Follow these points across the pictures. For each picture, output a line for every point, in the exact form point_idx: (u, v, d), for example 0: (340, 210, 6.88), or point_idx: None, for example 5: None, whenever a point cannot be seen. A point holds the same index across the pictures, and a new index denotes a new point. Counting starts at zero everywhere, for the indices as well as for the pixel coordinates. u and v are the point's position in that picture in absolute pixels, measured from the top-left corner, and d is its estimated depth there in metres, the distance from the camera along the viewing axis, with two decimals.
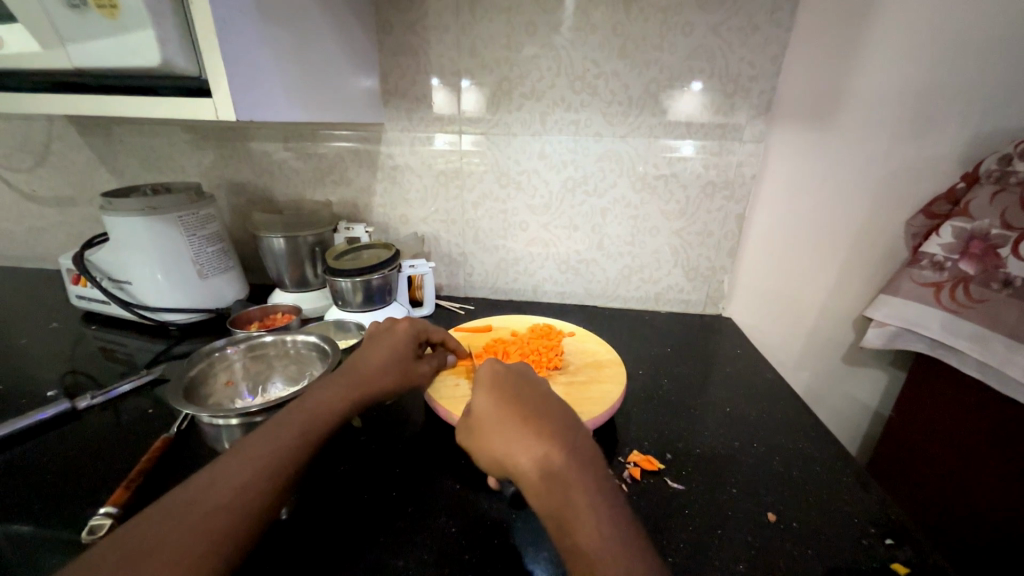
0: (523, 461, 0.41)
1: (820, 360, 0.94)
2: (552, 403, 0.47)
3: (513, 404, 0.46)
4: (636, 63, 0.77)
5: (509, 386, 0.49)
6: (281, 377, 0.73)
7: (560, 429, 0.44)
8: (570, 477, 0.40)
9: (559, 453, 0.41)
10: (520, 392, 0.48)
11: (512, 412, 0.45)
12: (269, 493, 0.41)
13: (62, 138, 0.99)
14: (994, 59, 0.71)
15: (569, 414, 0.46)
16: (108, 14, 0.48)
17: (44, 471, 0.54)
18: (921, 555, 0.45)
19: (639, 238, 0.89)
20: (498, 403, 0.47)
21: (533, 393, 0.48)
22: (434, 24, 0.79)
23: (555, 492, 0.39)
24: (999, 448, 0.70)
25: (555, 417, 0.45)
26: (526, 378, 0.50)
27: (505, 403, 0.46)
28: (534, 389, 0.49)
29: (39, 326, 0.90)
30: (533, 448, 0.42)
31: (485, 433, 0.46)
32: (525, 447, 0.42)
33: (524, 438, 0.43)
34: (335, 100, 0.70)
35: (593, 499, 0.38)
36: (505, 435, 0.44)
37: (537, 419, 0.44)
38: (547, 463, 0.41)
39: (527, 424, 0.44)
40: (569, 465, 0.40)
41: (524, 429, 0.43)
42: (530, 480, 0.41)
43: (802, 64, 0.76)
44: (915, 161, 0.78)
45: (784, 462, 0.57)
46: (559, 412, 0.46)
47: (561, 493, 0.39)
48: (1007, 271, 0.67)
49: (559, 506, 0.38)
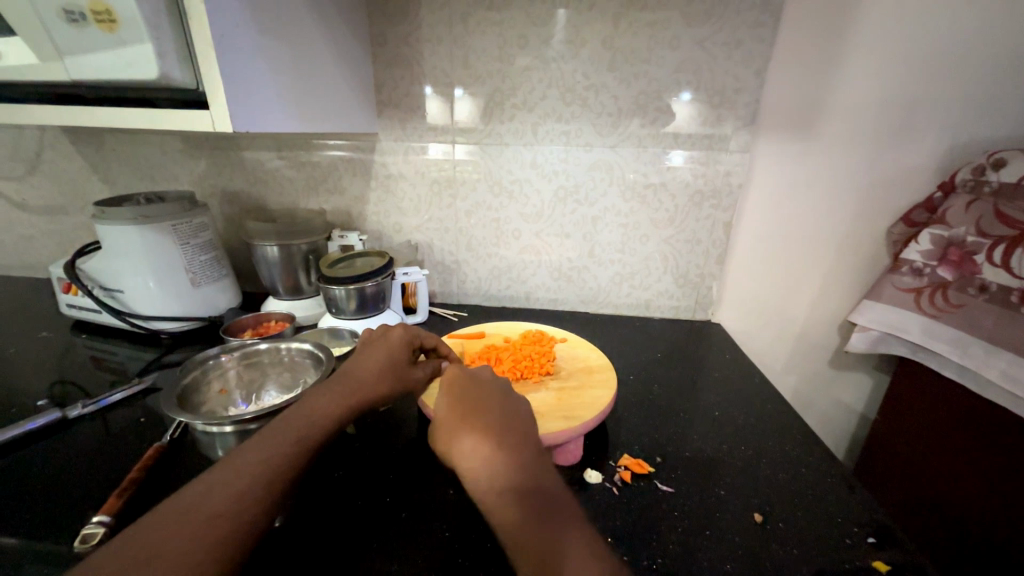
0: (468, 460, 0.43)
1: (807, 364, 0.96)
2: (504, 404, 0.48)
3: (465, 406, 0.48)
4: (624, 75, 0.79)
5: (464, 388, 0.50)
6: (275, 385, 0.73)
7: (508, 429, 0.45)
8: (512, 476, 0.41)
9: (504, 453, 0.42)
10: (473, 394, 0.49)
11: (464, 414, 0.47)
12: (267, 499, 0.41)
13: (55, 147, 0.99)
14: (967, 73, 0.74)
15: (521, 416, 0.47)
16: (107, 28, 0.49)
17: (34, 481, 0.54)
18: (902, 554, 0.46)
19: (630, 246, 0.91)
20: (454, 406, 0.48)
21: (488, 395, 0.49)
22: (428, 37, 0.81)
23: (497, 490, 0.40)
24: (978, 449, 0.72)
25: (504, 418, 0.46)
26: (483, 380, 0.51)
27: (458, 405, 0.48)
28: (489, 391, 0.50)
29: (28, 335, 0.89)
30: (479, 447, 0.43)
31: (439, 433, 0.47)
32: (472, 445, 0.43)
33: (471, 438, 0.44)
34: (330, 110, 0.71)
35: (533, 496, 0.40)
36: (456, 436, 0.45)
37: (486, 420, 0.46)
38: (491, 461, 0.42)
39: (475, 425, 0.45)
40: (512, 465, 0.42)
41: (472, 429, 0.45)
42: (474, 478, 0.42)
43: (784, 77, 0.78)
44: (894, 170, 0.81)
45: (771, 465, 0.58)
46: (510, 413, 0.47)
47: (502, 492, 0.40)
48: (983, 276, 0.70)
49: (500, 503, 0.40)
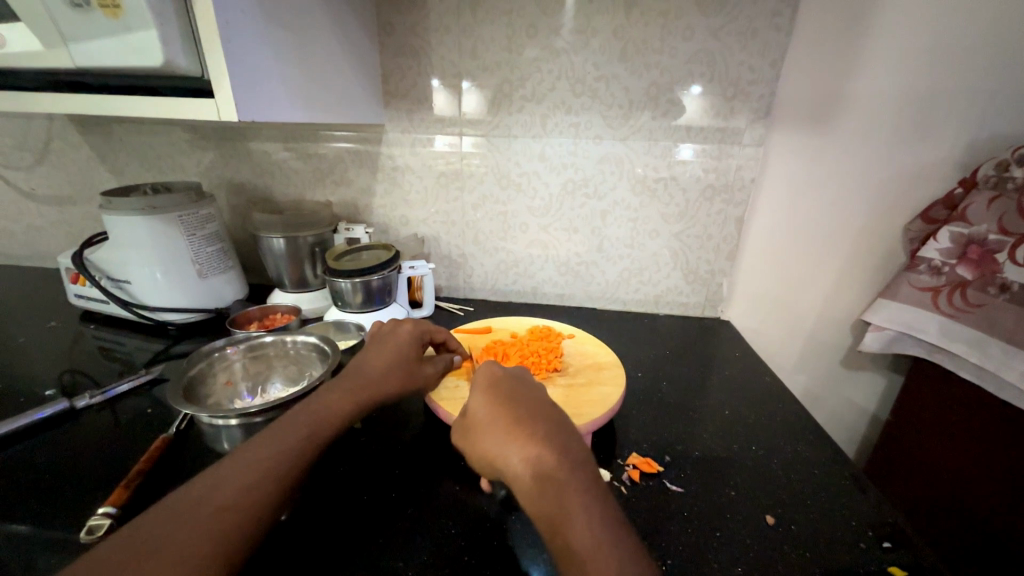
0: (515, 462, 0.41)
1: (818, 363, 0.95)
2: (546, 406, 0.47)
3: (507, 406, 0.46)
4: (636, 66, 0.78)
5: (503, 387, 0.49)
6: (281, 378, 0.72)
7: (554, 431, 0.44)
8: (564, 478, 0.39)
9: (552, 454, 0.41)
10: (515, 394, 0.48)
11: (507, 413, 0.45)
12: (275, 494, 0.41)
13: (63, 137, 0.99)
14: (993, 65, 0.71)
15: (565, 418, 0.46)
16: (112, 14, 0.48)
17: (42, 470, 0.54)
18: (918, 558, 0.45)
19: (639, 241, 0.90)
20: (491, 396, 0.48)
21: (529, 395, 0.48)
22: (436, 26, 0.79)
23: (548, 492, 0.39)
24: (994, 452, 0.71)
25: (548, 420, 0.45)
26: (521, 380, 0.51)
27: (499, 404, 0.47)
28: (529, 391, 0.49)
29: (38, 324, 0.90)
30: (527, 448, 0.42)
31: (479, 434, 0.46)
32: (518, 446, 0.42)
33: (517, 439, 0.43)
34: (335, 100, 0.70)
35: (588, 500, 0.38)
36: (501, 436, 0.44)
37: (531, 421, 0.45)
38: (540, 462, 0.41)
39: (520, 425, 0.44)
40: (562, 466, 0.40)
41: (517, 431, 0.44)
42: (521, 482, 0.41)
43: (801, 69, 0.76)
44: (913, 165, 0.78)
45: (782, 465, 0.57)
46: (553, 414, 0.46)
47: (553, 494, 0.39)
48: (1004, 276, 0.68)
49: (553, 507, 0.38)
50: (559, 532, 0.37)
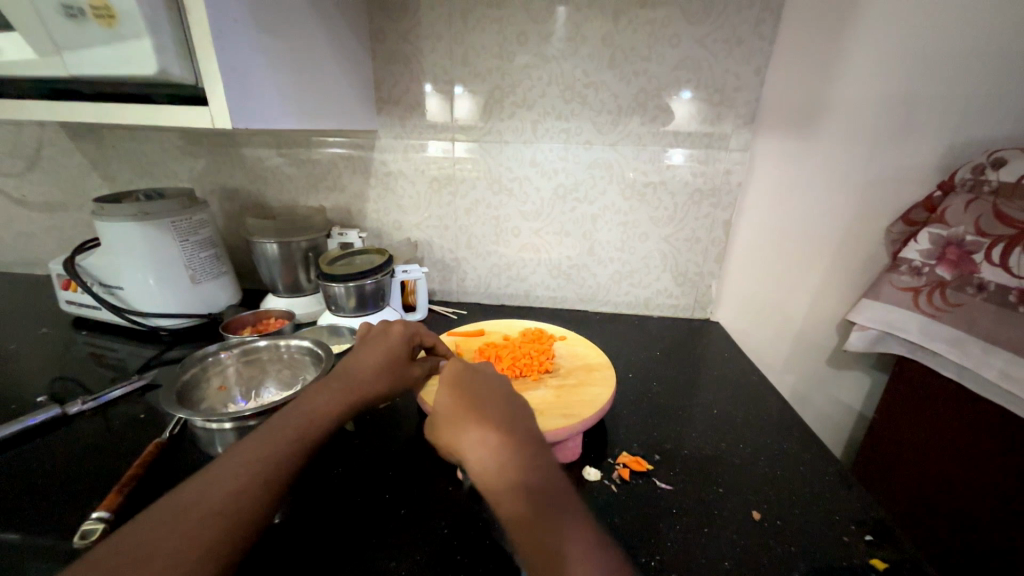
0: (465, 445, 0.45)
1: (805, 362, 0.97)
2: (504, 392, 0.50)
3: (463, 394, 0.49)
4: (625, 73, 0.79)
5: (465, 393, 0.50)
6: (274, 382, 0.73)
7: (504, 414, 0.47)
8: (510, 455, 0.43)
9: (500, 436, 0.44)
10: (471, 382, 0.51)
11: (463, 401, 0.48)
12: (265, 499, 0.41)
13: (54, 143, 0.98)
14: (967, 72, 0.74)
15: (521, 404, 0.49)
16: (106, 23, 0.49)
17: (34, 477, 0.54)
18: (900, 552, 0.46)
19: (629, 244, 0.91)
20: (460, 412, 0.47)
21: (489, 383, 0.51)
22: (428, 33, 0.80)
23: (495, 470, 0.42)
24: (974, 449, 0.72)
25: (502, 403, 0.48)
26: (481, 372, 0.53)
27: (457, 393, 0.50)
28: (490, 390, 0.50)
29: (28, 331, 0.89)
30: (477, 431, 0.45)
31: (440, 424, 0.49)
32: (469, 431, 0.45)
33: (469, 421, 0.46)
34: (328, 106, 0.71)
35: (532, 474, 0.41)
36: (454, 423, 0.47)
37: (488, 412, 0.47)
38: (489, 442, 0.44)
39: (473, 411, 0.47)
40: (508, 446, 0.43)
41: (470, 416, 0.47)
42: (472, 462, 0.44)
43: (785, 75, 0.78)
44: (893, 169, 0.81)
45: (769, 462, 0.58)
46: (508, 398, 0.49)
47: (501, 471, 0.42)
48: (981, 276, 0.70)
49: (499, 483, 0.41)
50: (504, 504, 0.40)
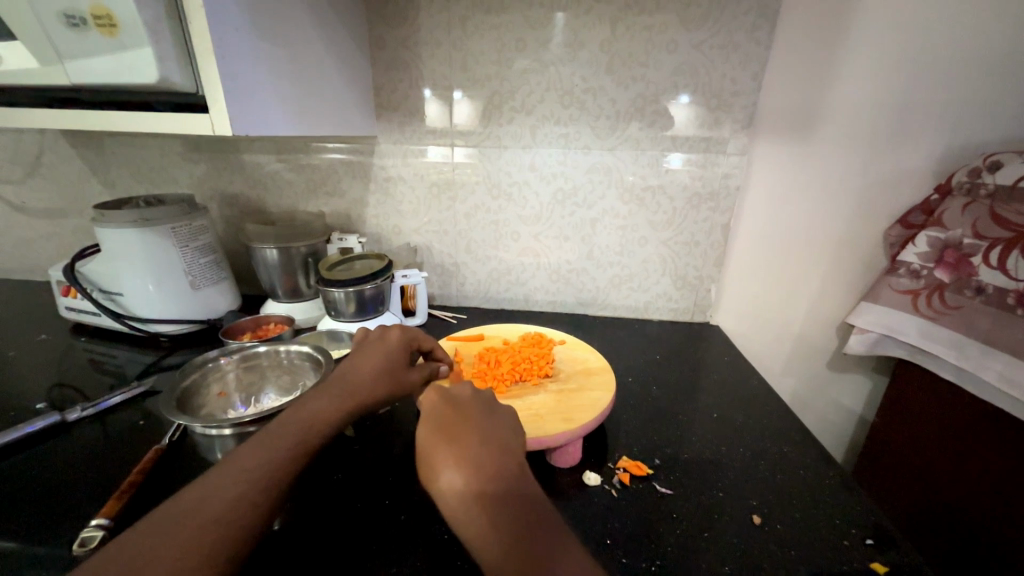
0: (446, 489, 0.40)
1: (805, 365, 0.97)
2: (487, 420, 0.46)
3: (442, 425, 0.44)
4: (622, 79, 0.80)
5: (448, 416, 0.45)
6: (274, 388, 0.73)
7: (488, 449, 0.42)
8: (496, 500, 0.39)
9: (485, 477, 0.40)
10: (450, 411, 0.46)
11: (441, 435, 0.43)
12: (263, 506, 0.41)
13: (55, 150, 0.99)
14: (961, 77, 0.74)
15: (505, 432, 0.45)
16: (108, 32, 0.49)
17: (33, 484, 0.54)
18: (901, 556, 0.46)
19: (628, 248, 0.91)
20: (441, 440, 0.43)
21: (470, 408, 0.47)
22: (427, 40, 0.81)
23: (477, 519, 0.38)
24: (974, 451, 0.72)
25: (486, 436, 0.44)
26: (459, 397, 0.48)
27: (434, 424, 0.44)
28: (474, 415, 0.46)
29: (28, 337, 0.89)
30: (460, 472, 0.40)
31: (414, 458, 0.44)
32: (449, 473, 0.41)
33: (449, 459, 0.41)
34: (327, 112, 0.71)
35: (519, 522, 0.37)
36: (433, 460, 0.42)
37: (471, 445, 0.43)
38: (472, 485, 0.39)
39: (453, 448, 0.42)
40: (492, 489, 0.39)
41: (451, 452, 0.42)
42: (453, 507, 0.39)
43: (781, 80, 0.79)
44: (890, 172, 0.81)
45: (770, 466, 0.58)
46: (493, 428, 0.45)
47: (487, 523, 0.38)
48: (979, 278, 0.70)
49: (484, 532, 0.37)
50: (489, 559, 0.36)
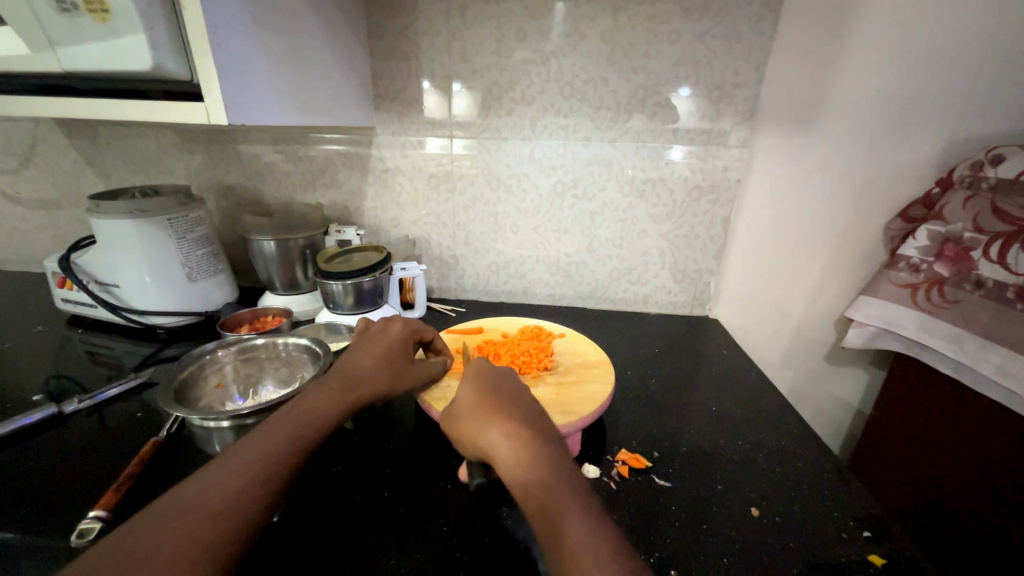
0: (496, 445, 0.44)
1: (803, 359, 0.97)
2: (528, 400, 0.50)
3: (492, 394, 0.50)
4: (624, 70, 0.79)
5: (494, 390, 0.51)
6: (271, 380, 0.72)
7: (534, 418, 0.48)
8: (539, 460, 0.42)
9: (526, 439, 0.44)
10: (496, 388, 0.51)
11: (492, 400, 0.49)
12: (265, 498, 0.41)
13: (48, 140, 0.98)
14: (966, 70, 0.74)
15: (544, 411, 0.50)
16: (100, 18, 0.48)
17: (30, 476, 0.54)
18: (897, 547, 0.46)
19: (628, 241, 0.91)
20: (489, 406, 0.48)
21: (513, 392, 0.51)
22: (425, 29, 0.80)
23: (520, 467, 0.42)
24: (970, 445, 0.73)
25: (530, 409, 0.49)
26: (505, 377, 0.54)
27: (482, 395, 0.50)
28: (519, 395, 0.51)
29: (23, 329, 0.89)
30: (510, 427, 0.45)
31: (463, 421, 0.49)
32: (497, 427, 0.46)
33: (498, 426, 0.46)
34: (324, 102, 0.70)
35: (562, 476, 0.41)
36: (484, 418, 0.47)
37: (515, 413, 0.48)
38: (515, 442, 0.44)
39: (502, 414, 0.47)
40: (537, 448, 0.44)
41: (502, 414, 0.47)
42: (500, 462, 0.43)
43: (784, 72, 0.78)
44: (892, 166, 0.81)
45: (768, 459, 0.58)
46: (535, 405, 0.51)
47: (527, 471, 0.42)
48: (979, 272, 0.70)
49: (525, 482, 0.41)
50: (531, 495, 0.40)
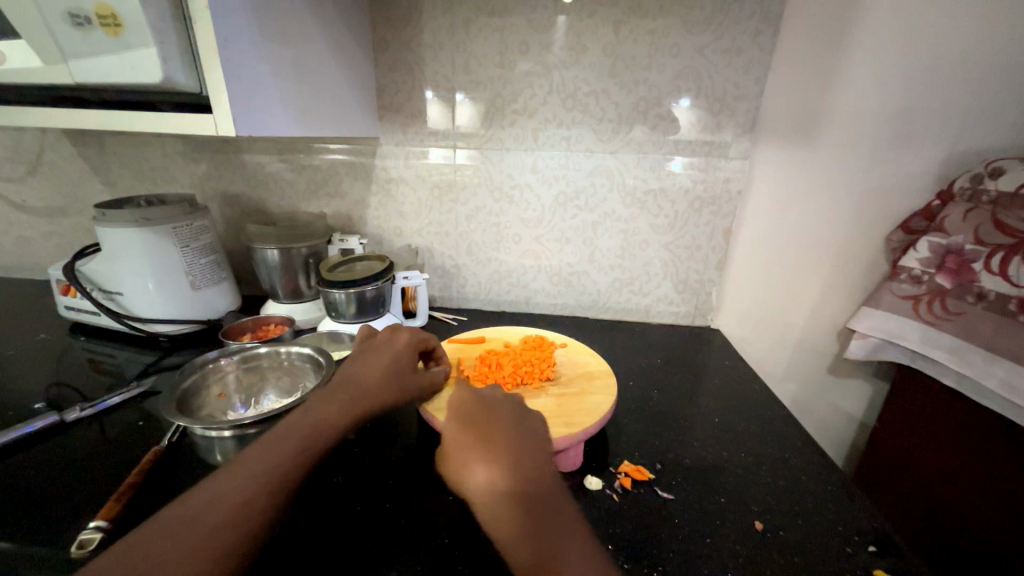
0: (474, 481, 0.43)
1: (805, 370, 0.97)
2: (516, 424, 0.49)
3: (473, 425, 0.48)
4: (625, 82, 0.80)
5: (479, 416, 0.50)
6: (274, 390, 0.72)
7: (519, 447, 0.46)
8: (518, 499, 0.41)
9: (507, 475, 0.43)
10: (482, 413, 0.50)
11: (471, 433, 0.47)
12: (269, 511, 0.41)
13: (56, 149, 0.99)
14: (963, 84, 0.75)
15: (533, 435, 0.48)
16: (112, 32, 0.49)
17: (30, 485, 0.53)
18: (903, 563, 0.46)
19: (630, 251, 0.91)
20: (471, 436, 0.47)
21: (501, 416, 0.50)
22: (430, 42, 0.81)
23: (498, 507, 0.41)
24: (974, 457, 0.73)
25: (515, 435, 0.47)
26: (489, 401, 0.52)
27: (466, 423, 0.49)
28: (506, 419, 0.49)
29: (26, 336, 0.89)
30: (489, 466, 0.44)
31: (448, 451, 0.48)
32: (479, 462, 0.44)
33: (479, 459, 0.44)
34: (329, 113, 0.71)
35: (541, 517, 0.40)
36: (463, 455, 0.46)
37: (498, 441, 0.46)
38: (495, 478, 0.43)
39: (484, 444, 0.46)
40: (517, 484, 0.42)
41: (481, 448, 0.45)
42: (480, 500, 0.42)
43: (783, 85, 0.79)
44: (892, 178, 0.81)
45: (772, 471, 0.58)
46: (523, 428, 0.48)
47: (506, 510, 0.41)
48: (981, 284, 0.70)
49: (503, 523, 0.40)
50: (509, 539, 0.39)
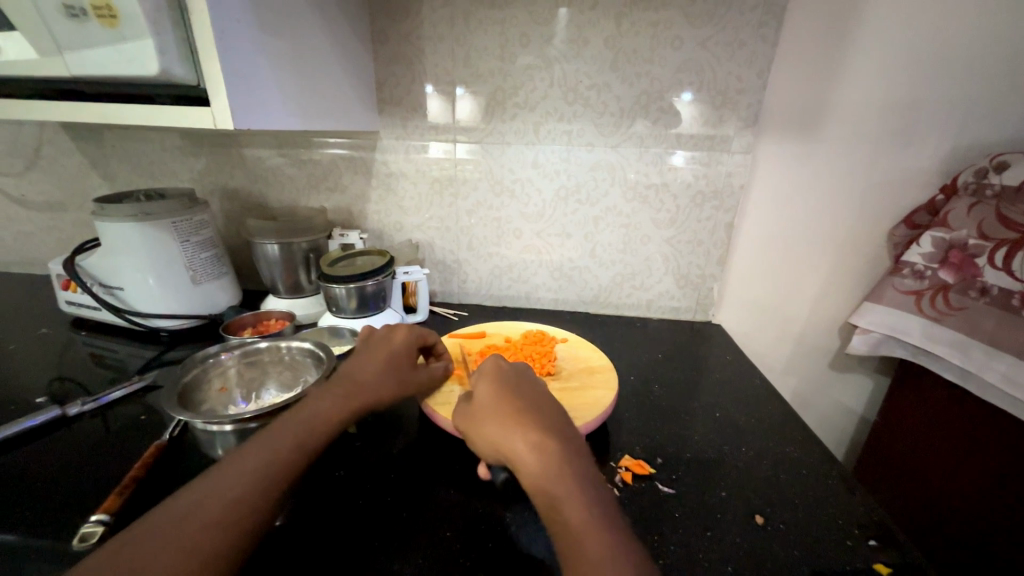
0: (516, 447, 0.43)
1: (806, 365, 0.97)
2: (544, 400, 0.50)
3: (508, 398, 0.49)
4: (627, 75, 0.79)
5: (510, 388, 0.50)
6: (275, 384, 0.73)
7: (551, 419, 0.47)
8: (559, 462, 0.42)
9: (547, 441, 0.43)
10: (512, 386, 0.50)
11: (510, 402, 0.48)
12: (266, 507, 0.41)
13: (54, 143, 0.98)
14: (968, 77, 0.74)
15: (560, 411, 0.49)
16: (108, 23, 0.48)
17: (32, 479, 0.54)
18: (904, 556, 0.46)
19: (631, 246, 0.91)
20: (505, 407, 0.47)
21: (528, 391, 0.50)
22: (429, 34, 0.80)
23: (540, 471, 0.41)
24: (974, 451, 0.73)
25: (550, 411, 0.48)
26: (525, 376, 0.53)
27: (500, 394, 0.49)
28: (535, 394, 0.50)
29: (28, 331, 0.89)
30: (526, 434, 0.44)
31: (481, 420, 0.48)
32: (517, 430, 0.45)
33: (517, 428, 0.45)
34: (329, 107, 0.71)
35: (583, 480, 0.41)
36: (501, 423, 0.46)
37: (533, 413, 0.47)
38: (535, 445, 0.43)
39: (520, 415, 0.46)
40: (557, 450, 0.43)
41: (519, 421, 0.46)
42: (521, 464, 0.42)
43: (787, 78, 0.78)
44: (895, 172, 0.81)
45: (772, 465, 0.58)
46: (550, 404, 0.49)
47: (549, 474, 0.41)
48: (984, 279, 0.70)
49: (547, 485, 0.40)
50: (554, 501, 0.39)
